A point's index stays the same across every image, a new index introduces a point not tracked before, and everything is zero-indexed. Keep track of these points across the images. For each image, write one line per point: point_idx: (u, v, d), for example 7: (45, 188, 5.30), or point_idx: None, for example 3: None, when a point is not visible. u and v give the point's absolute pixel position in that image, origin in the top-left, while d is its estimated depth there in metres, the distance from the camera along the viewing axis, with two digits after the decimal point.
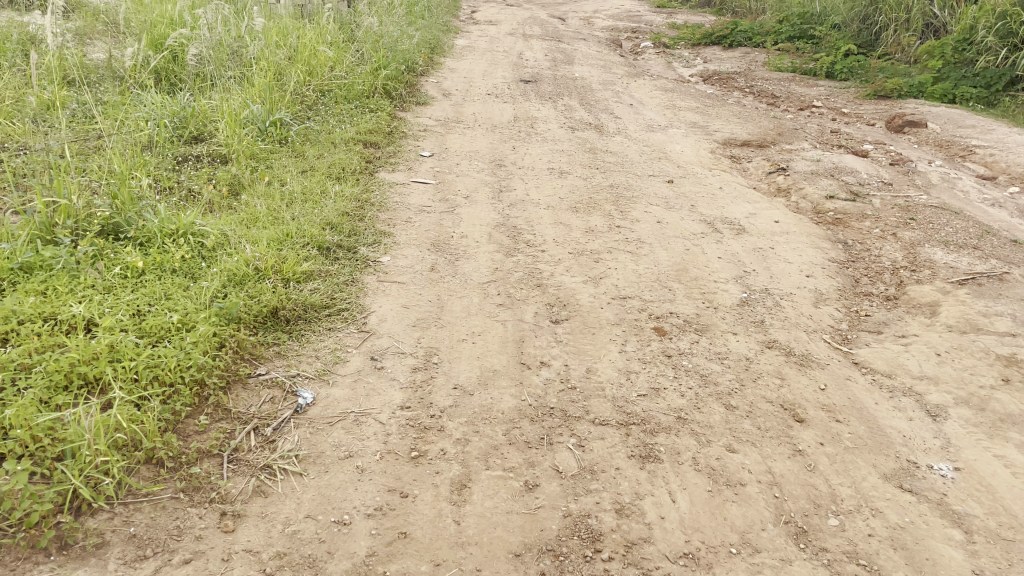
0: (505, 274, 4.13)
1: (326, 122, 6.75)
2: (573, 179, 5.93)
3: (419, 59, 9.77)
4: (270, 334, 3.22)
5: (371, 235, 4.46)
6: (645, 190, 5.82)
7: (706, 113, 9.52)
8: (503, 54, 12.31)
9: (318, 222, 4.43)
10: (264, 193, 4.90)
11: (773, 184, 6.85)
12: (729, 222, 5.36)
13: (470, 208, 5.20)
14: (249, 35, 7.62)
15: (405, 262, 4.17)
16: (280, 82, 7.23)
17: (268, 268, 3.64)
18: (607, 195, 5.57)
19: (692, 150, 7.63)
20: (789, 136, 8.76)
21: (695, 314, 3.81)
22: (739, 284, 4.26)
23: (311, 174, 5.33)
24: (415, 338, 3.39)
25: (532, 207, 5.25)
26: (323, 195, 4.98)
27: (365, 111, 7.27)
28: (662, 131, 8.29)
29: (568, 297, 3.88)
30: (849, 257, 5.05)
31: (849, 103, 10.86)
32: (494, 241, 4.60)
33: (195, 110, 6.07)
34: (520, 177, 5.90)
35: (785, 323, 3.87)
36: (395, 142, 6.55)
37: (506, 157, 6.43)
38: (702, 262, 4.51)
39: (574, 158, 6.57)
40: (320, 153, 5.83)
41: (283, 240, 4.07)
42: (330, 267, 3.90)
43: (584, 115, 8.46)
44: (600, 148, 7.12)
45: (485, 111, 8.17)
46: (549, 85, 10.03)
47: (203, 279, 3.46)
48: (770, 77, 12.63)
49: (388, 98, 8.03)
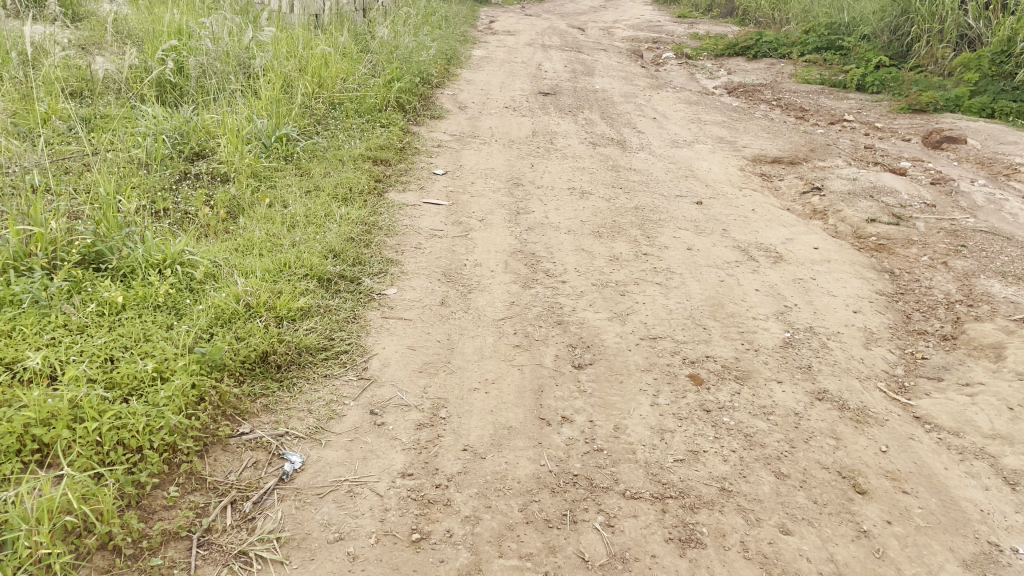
0: (522, 310, 3.76)
1: (335, 137, 6.42)
2: (595, 200, 5.56)
3: (435, 70, 9.45)
4: (258, 383, 2.87)
5: (377, 264, 4.11)
6: (673, 212, 5.43)
7: (733, 127, 9.12)
8: (521, 65, 11.98)
9: (320, 249, 4.08)
10: (264, 217, 4.58)
11: (808, 205, 6.44)
12: (764, 249, 4.95)
13: (486, 232, 4.84)
14: (257, 46, 7.33)
15: (413, 295, 3.80)
16: (289, 95, 6.92)
17: (260, 304, 3.29)
18: (632, 219, 5.19)
19: (720, 168, 7.23)
20: (821, 152, 8.34)
21: (734, 358, 3.42)
22: (780, 322, 3.86)
23: (316, 195, 4.99)
24: (421, 387, 3.02)
25: (552, 231, 4.88)
26: (328, 219, 4.63)
27: (377, 126, 6.94)
28: (688, 146, 7.90)
29: (593, 337, 3.50)
30: (898, 289, 4.63)
31: (882, 117, 10.42)
32: (511, 271, 4.23)
33: (197, 125, 5.77)
34: (539, 198, 5.54)
35: (835, 369, 3.47)
36: (407, 159, 6.21)
37: (524, 175, 6.07)
38: (738, 295, 4.12)
39: (596, 176, 6.20)
40: (327, 172, 5.50)
41: (280, 271, 3.73)
42: (330, 301, 3.55)
43: (605, 130, 8.09)
44: (624, 165, 6.74)
45: (502, 125, 7.82)
46: (569, 97, 9.67)
47: (187, 318, 3.12)
48: (797, 89, 12.21)
49: (402, 111, 7.70)
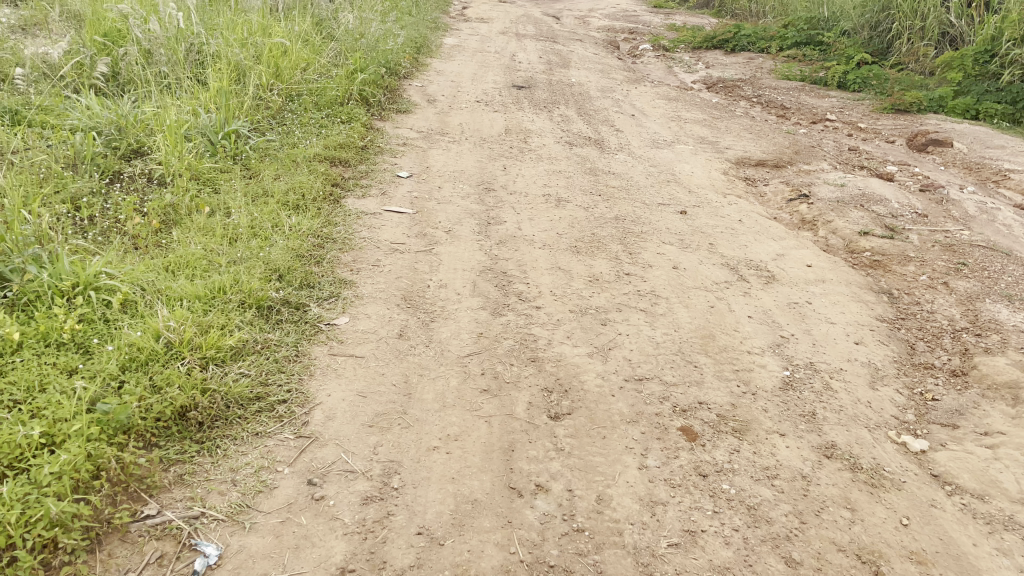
0: (491, 343, 3.32)
1: (290, 134, 5.92)
2: (572, 208, 5.14)
3: (404, 61, 8.94)
4: (172, 447, 2.41)
5: (328, 286, 3.64)
6: (655, 224, 5.03)
7: (715, 126, 8.74)
8: (494, 55, 11.49)
9: (263, 270, 3.60)
10: (202, 228, 4.08)
11: (796, 214, 6.08)
12: (755, 267, 4.57)
13: (452, 246, 4.39)
14: (209, 33, 6.77)
15: (367, 325, 3.35)
16: (241, 85, 6.38)
17: (184, 342, 2.82)
18: (612, 231, 4.77)
19: (703, 171, 6.85)
20: (805, 154, 8.00)
21: (730, 404, 3.02)
22: (778, 357, 3.47)
23: (264, 203, 4.50)
24: (371, 447, 2.57)
25: (526, 246, 4.45)
26: (274, 232, 4.15)
27: (337, 121, 6.43)
28: (668, 147, 7.50)
29: (571, 378, 3.08)
30: (898, 313, 4.27)
31: (865, 118, 10.11)
32: (480, 294, 3.79)
33: (136, 120, 5.24)
34: (511, 205, 5.11)
35: (841, 416, 3.08)
36: (368, 160, 5.73)
37: (496, 179, 5.62)
38: (730, 323, 3.72)
39: (573, 181, 5.77)
40: (278, 175, 5.00)
41: (213, 297, 3.25)
42: (268, 335, 3.08)
43: (582, 128, 7.66)
44: (602, 168, 6.32)
45: (473, 122, 7.35)
46: (544, 91, 9.22)
47: (94, 363, 2.65)
48: (778, 85, 11.88)
49: (366, 104, 7.19)
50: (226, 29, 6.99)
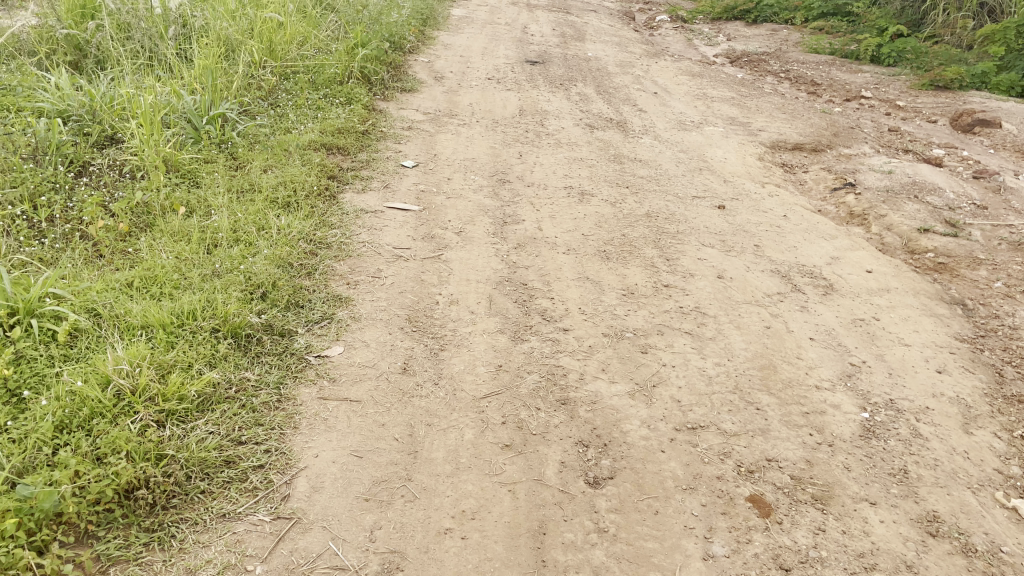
0: (513, 378, 2.78)
1: (283, 118, 5.35)
2: (597, 204, 4.58)
3: (409, 35, 8.32)
4: (114, 541, 1.90)
5: (320, 306, 3.10)
6: (691, 222, 4.47)
7: (744, 105, 8.12)
8: (505, 27, 10.84)
9: (242, 288, 3.07)
10: (176, 233, 3.54)
11: (842, 208, 5.50)
12: (808, 275, 4.01)
13: (465, 251, 3.84)
14: (196, 6, 6.18)
15: (365, 356, 2.81)
16: (229, 63, 5.80)
17: (138, 390, 2.29)
18: (644, 232, 4.22)
19: (737, 157, 6.26)
20: (844, 137, 7.39)
21: (805, 462, 2.49)
22: (851, 395, 2.93)
23: (249, 200, 3.96)
24: (366, 532, 2.05)
25: (548, 250, 3.91)
26: (260, 237, 3.61)
27: (336, 102, 5.86)
28: (697, 129, 6.90)
29: (611, 427, 2.55)
30: (977, 328, 3.71)
31: (903, 95, 9.44)
32: (497, 313, 3.25)
33: (110, 102, 4.68)
34: (530, 201, 4.55)
35: (939, 475, 2.55)
36: (370, 147, 5.16)
37: (511, 168, 5.06)
38: (791, 349, 3.18)
39: (597, 171, 5.21)
40: (268, 167, 4.45)
41: (180, 325, 2.71)
42: (245, 374, 2.55)
43: (602, 108, 7.07)
44: (627, 155, 5.75)
45: (484, 102, 6.76)
46: (559, 67, 8.60)
47: (23, 422, 2.13)
48: (806, 59, 11.19)
49: (367, 82, 6.60)
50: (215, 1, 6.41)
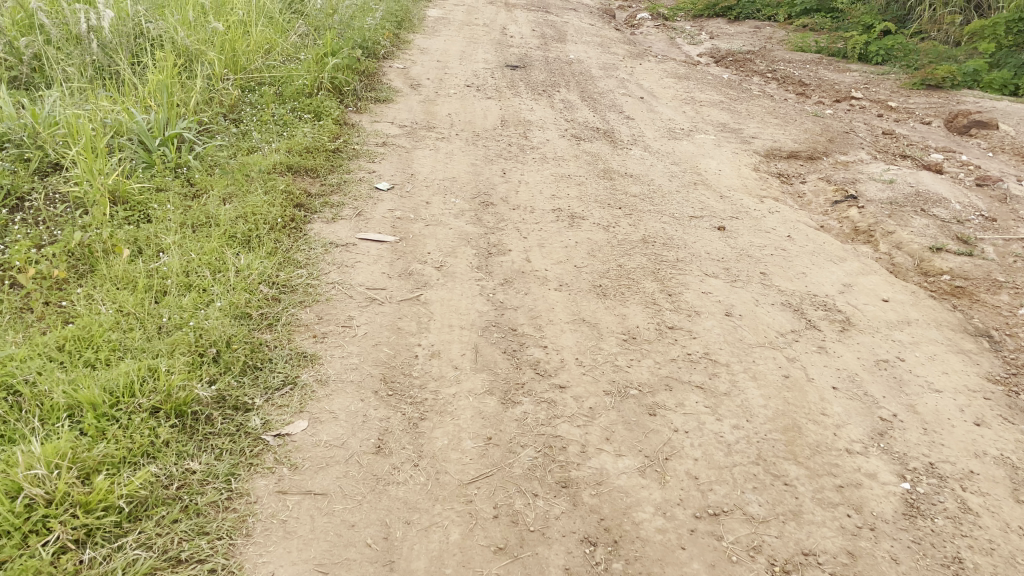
0: (506, 454, 2.42)
1: (247, 137, 4.94)
2: (589, 229, 4.22)
3: (383, 40, 7.92)
4: None
5: (282, 367, 2.70)
6: (691, 248, 4.12)
7: (734, 109, 7.79)
8: (483, 28, 10.44)
9: (191, 349, 2.67)
10: (119, 278, 3.13)
11: (846, 223, 5.19)
12: (822, 307, 3.68)
13: (446, 290, 3.46)
14: (150, 13, 5.74)
15: (333, 432, 2.43)
16: (187, 76, 5.37)
17: (55, 501, 1.92)
18: (642, 262, 3.87)
19: (732, 168, 5.94)
20: (840, 142, 7.09)
21: (846, 554, 2.15)
22: (887, 460, 2.60)
23: (204, 235, 3.55)
24: None
25: (538, 286, 3.54)
26: (215, 281, 3.20)
27: (303, 117, 5.44)
28: (687, 137, 6.57)
29: (622, 518, 2.20)
30: (1009, 365, 3.39)
31: (894, 95, 9.16)
32: (484, 368, 2.87)
33: (52, 121, 4.24)
34: (516, 227, 4.19)
35: (998, 562, 2.22)
36: (341, 167, 4.77)
37: (494, 189, 4.70)
38: (815, 404, 2.84)
39: (586, 190, 4.85)
40: (228, 195, 4.05)
41: (115, 404, 2.32)
42: (189, 466, 2.17)
43: (588, 116, 6.71)
44: (617, 169, 5.40)
45: (463, 112, 6.37)
46: (541, 71, 8.23)
47: None
48: (793, 58, 10.90)
49: (338, 93, 6.20)
50: (171, 8, 5.97)
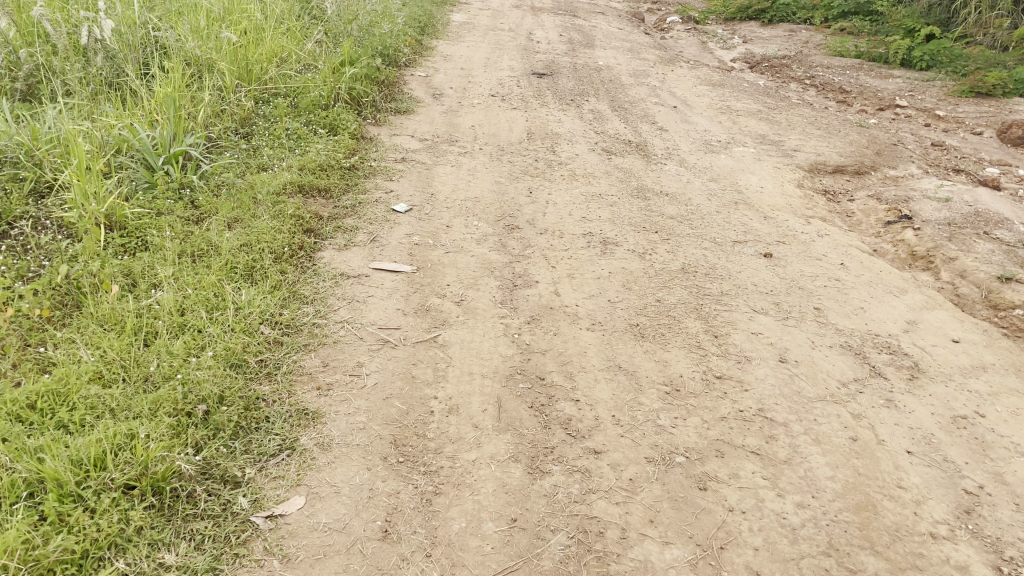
0: (534, 540, 2.08)
1: (257, 155, 4.66)
2: (624, 257, 3.88)
3: (405, 47, 7.64)
4: None
5: (280, 429, 2.39)
6: (736, 278, 3.76)
7: (773, 119, 7.39)
8: (508, 34, 10.13)
9: (177, 408, 2.36)
10: (106, 319, 2.85)
11: (901, 247, 4.79)
12: (886, 349, 3.30)
13: (467, 329, 3.13)
14: (163, 25, 5.52)
15: (334, 512, 2.10)
16: (197, 88, 5.11)
17: None
18: (683, 295, 3.52)
19: (774, 185, 5.56)
20: (887, 154, 6.67)
21: None
22: (979, 548, 2.22)
23: (203, 268, 3.26)
24: None
25: (569, 325, 3.21)
26: (212, 321, 2.91)
27: (319, 131, 5.15)
28: (725, 150, 6.20)
29: None
30: None
31: (941, 103, 8.69)
32: (509, 427, 2.53)
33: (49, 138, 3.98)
34: (544, 255, 3.86)
35: None
36: (357, 186, 4.48)
37: (520, 211, 4.38)
38: (889, 474, 2.47)
39: (619, 211, 4.50)
40: (232, 219, 3.75)
41: (83, 479, 2.02)
42: (162, 560, 1.86)
43: (619, 128, 6.37)
44: (651, 187, 5.05)
45: (487, 123, 6.06)
46: (569, 78, 7.89)
47: None
48: (832, 63, 10.46)
49: (357, 104, 5.92)
50: (183, 18, 5.74)
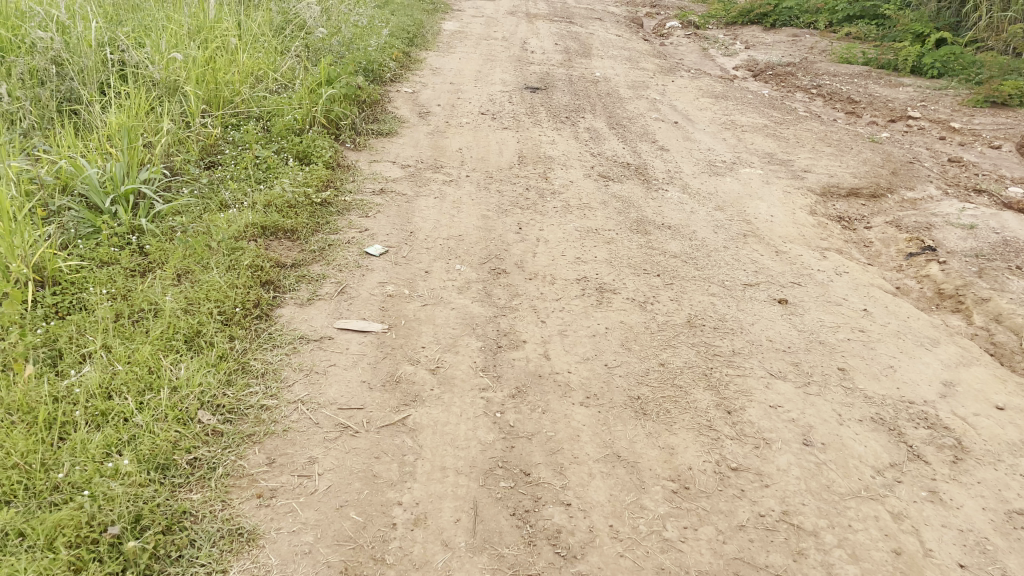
0: None
1: (219, 190, 4.24)
2: (623, 308, 3.46)
3: (390, 62, 7.23)
4: None
5: (205, 560, 1.98)
6: (749, 332, 3.34)
7: (781, 135, 6.97)
8: (501, 43, 9.70)
9: (79, 537, 1.96)
10: (15, 406, 2.42)
11: (926, 284, 4.37)
12: (923, 422, 2.88)
13: (442, 405, 2.72)
14: (125, 44, 5.10)
15: None
16: (157, 114, 4.69)
17: None
18: (690, 356, 3.10)
19: (785, 212, 5.15)
20: (903, 174, 6.26)
21: None
22: None
23: (140, 336, 2.84)
24: None
25: (560, 397, 2.79)
26: (141, 407, 2.50)
27: (290, 160, 4.74)
28: (731, 172, 5.79)
29: None
30: None
31: (956, 114, 8.27)
32: (485, 546, 2.13)
33: None
34: (533, 307, 3.44)
35: None
36: (330, 225, 4.06)
37: (508, 252, 3.97)
38: None
39: (617, 249, 4.09)
40: (180, 272, 3.33)
41: None
42: None
43: (617, 148, 5.96)
44: (652, 218, 4.64)
45: (476, 146, 5.66)
46: (564, 93, 7.48)
47: None
48: (839, 70, 10.04)
49: (336, 127, 5.51)
50: (148, 37, 5.33)
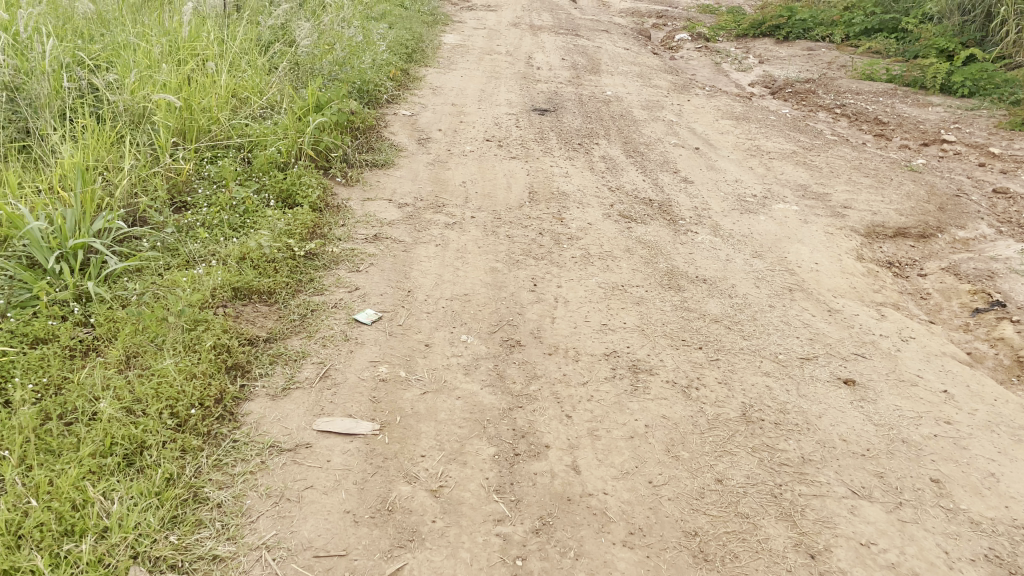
0: None
1: (186, 240, 3.65)
2: (663, 394, 2.89)
3: (386, 81, 6.67)
4: None
5: None
6: (817, 429, 2.77)
7: (811, 163, 6.41)
8: (506, 58, 9.15)
9: None
10: None
11: (1002, 348, 3.79)
12: None
13: (447, 547, 2.14)
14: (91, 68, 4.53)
15: None
16: (121, 147, 4.10)
17: None
18: (752, 466, 2.52)
19: (829, 257, 4.57)
20: (950, 208, 5.69)
21: None
22: None
23: (68, 452, 2.25)
24: None
25: (597, 534, 2.21)
26: (55, 563, 1.91)
27: (270, 202, 4.15)
28: (764, 209, 5.22)
29: None
30: None
31: (993, 138, 7.70)
32: None
33: None
34: (555, 394, 2.86)
35: None
36: (315, 285, 3.48)
37: (522, 317, 3.39)
38: None
39: (648, 313, 3.51)
40: (130, 356, 2.74)
41: None
42: None
43: (636, 181, 5.39)
44: (684, 269, 4.06)
45: (481, 179, 5.08)
46: (574, 115, 6.92)
47: None
48: (863, 88, 9.49)
49: (325, 158, 4.94)
50: (119, 58, 4.75)
